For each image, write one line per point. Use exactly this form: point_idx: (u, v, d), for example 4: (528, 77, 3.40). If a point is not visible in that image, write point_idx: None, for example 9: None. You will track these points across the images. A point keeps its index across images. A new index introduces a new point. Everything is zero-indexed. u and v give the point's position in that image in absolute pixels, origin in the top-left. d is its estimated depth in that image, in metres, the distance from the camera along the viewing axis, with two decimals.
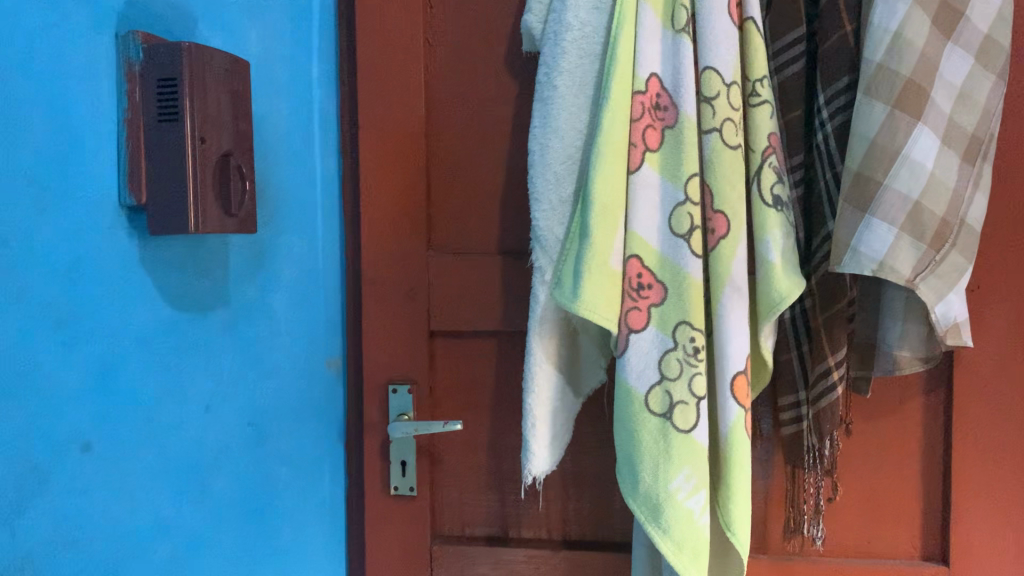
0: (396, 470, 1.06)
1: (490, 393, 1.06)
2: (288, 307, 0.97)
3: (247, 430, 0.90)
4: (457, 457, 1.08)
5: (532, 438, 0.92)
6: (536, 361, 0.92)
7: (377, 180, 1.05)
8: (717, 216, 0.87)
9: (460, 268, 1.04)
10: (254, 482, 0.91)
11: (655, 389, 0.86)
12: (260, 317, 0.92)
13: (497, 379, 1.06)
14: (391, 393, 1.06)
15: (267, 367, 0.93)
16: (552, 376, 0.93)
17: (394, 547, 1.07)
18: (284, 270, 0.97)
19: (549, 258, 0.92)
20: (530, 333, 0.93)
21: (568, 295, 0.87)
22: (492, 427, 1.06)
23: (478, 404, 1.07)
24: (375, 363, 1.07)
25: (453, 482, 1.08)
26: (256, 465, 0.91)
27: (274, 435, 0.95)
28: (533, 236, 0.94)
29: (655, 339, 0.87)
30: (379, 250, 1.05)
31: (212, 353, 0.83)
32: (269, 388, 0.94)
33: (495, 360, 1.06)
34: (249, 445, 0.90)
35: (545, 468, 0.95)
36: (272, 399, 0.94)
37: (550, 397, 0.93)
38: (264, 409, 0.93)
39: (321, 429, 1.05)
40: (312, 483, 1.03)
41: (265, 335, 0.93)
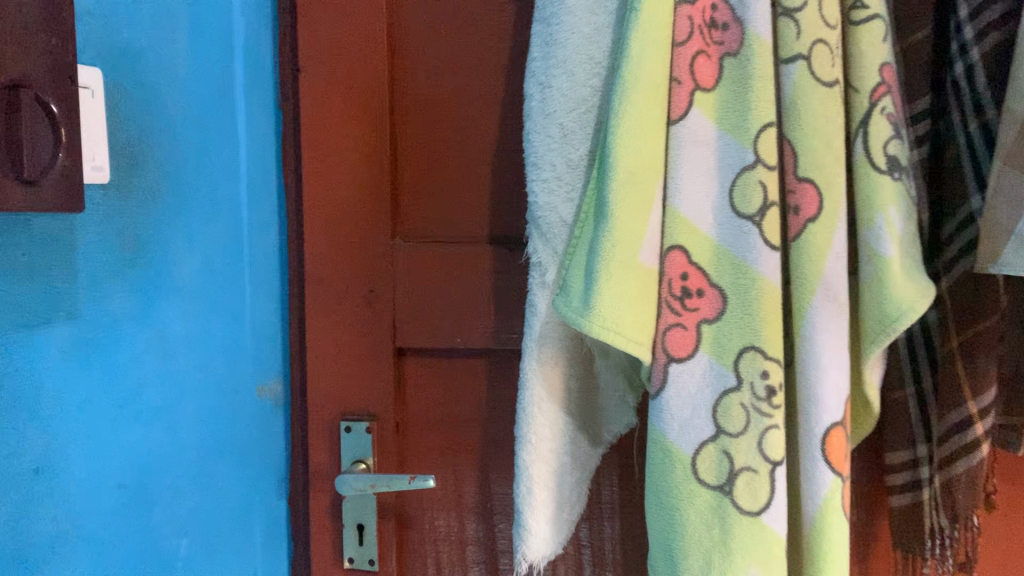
0: (351, 535, 0.79)
1: (477, 436, 0.78)
2: (189, 325, 0.70)
3: (116, 503, 0.63)
4: (434, 519, 0.80)
5: (528, 506, 0.64)
6: (532, 400, 0.63)
7: (326, 144, 0.77)
8: (805, 186, 0.58)
9: (436, 265, 0.76)
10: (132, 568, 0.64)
11: (707, 448, 0.57)
12: (139, 340, 0.65)
13: (488, 416, 0.77)
14: (344, 432, 0.78)
15: (157, 411, 0.66)
16: (557, 420, 0.64)
17: None
18: (185, 272, 0.69)
19: (552, 250, 0.62)
20: (524, 359, 0.64)
21: (575, 307, 0.58)
22: (482, 479, 0.78)
23: (461, 450, 0.78)
24: (322, 393, 0.79)
25: (430, 553, 0.80)
26: (136, 545, 0.65)
27: (169, 504, 0.68)
28: (530, 217, 0.64)
29: (707, 373, 0.58)
30: (327, 241, 0.77)
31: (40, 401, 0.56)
32: (160, 438, 0.67)
33: (485, 391, 0.77)
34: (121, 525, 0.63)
35: (548, 552, 0.66)
36: (166, 454, 0.68)
37: (554, 451, 0.65)
38: (147, 465, 0.66)
39: (249, 480, 0.78)
40: (236, 554, 0.76)
41: (151, 364, 0.66)
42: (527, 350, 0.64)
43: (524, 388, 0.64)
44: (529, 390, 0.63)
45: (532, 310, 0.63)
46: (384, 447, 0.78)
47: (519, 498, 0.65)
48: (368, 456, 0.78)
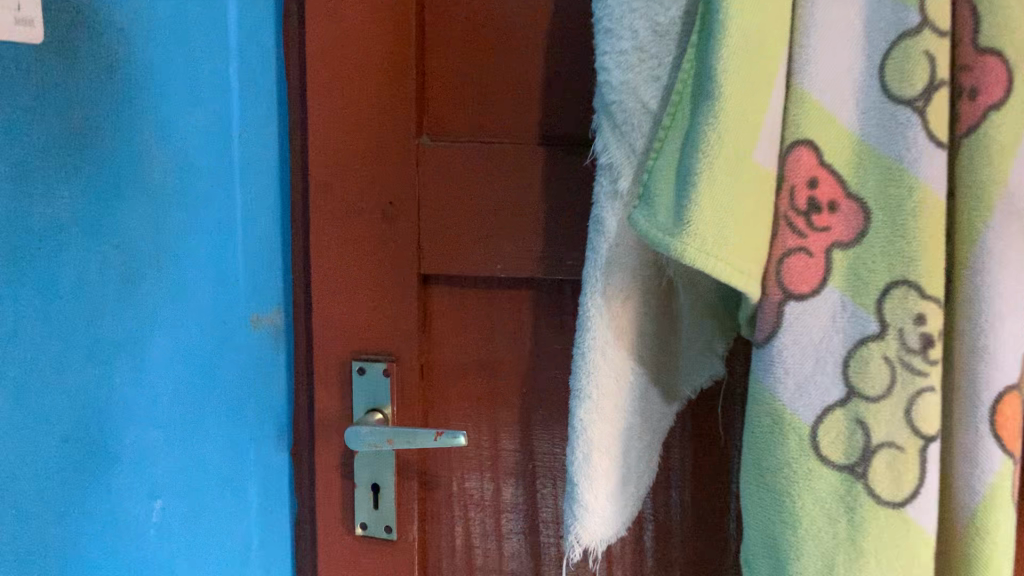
0: (365, 497, 0.66)
1: (518, 383, 0.64)
2: (158, 237, 0.58)
3: (63, 452, 0.52)
4: (465, 480, 0.66)
5: (584, 478, 0.50)
6: (594, 345, 0.48)
7: (336, 15, 0.61)
8: (987, 60, 0.41)
9: (474, 171, 0.61)
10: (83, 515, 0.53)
11: (834, 415, 0.42)
12: (90, 254, 0.53)
13: (532, 358, 0.63)
14: (358, 375, 0.64)
15: (116, 340, 0.56)
16: (625, 371, 0.49)
17: None
18: (151, 176, 0.58)
19: (628, 146, 0.46)
20: (584, 291, 0.49)
21: (662, 222, 0.42)
22: (523, 435, 0.65)
23: (499, 399, 0.64)
24: (330, 327, 0.65)
25: (460, 520, 0.67)
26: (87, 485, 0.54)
27: (134, 451, 0.57)
28: (598, 104, 0.48)
29: (839, 316, 0.43)
30: (339, 139, 0.62)
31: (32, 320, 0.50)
32: (122, 372, 0.56)
33: (529, 328, 0.63)
34: (70, 478, 0.52)
35: (607, 535, 0.52)
36: (130, 391, 0.57)
37: (620, 410, 0.50)
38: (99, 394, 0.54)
39: (237, 424, 0.65)
40: (222, 507, 0.65)
41: (108, 282, 0.55)
42: (590, 281, 0.48)
43: (582, 330, 0.49)
44: (589, 331, 0.48)
45: (598, 228, 0.48)
46: (404, 394, 0.64)
47: (573, 468, 0.50)
48: (387, 403, 0.64)
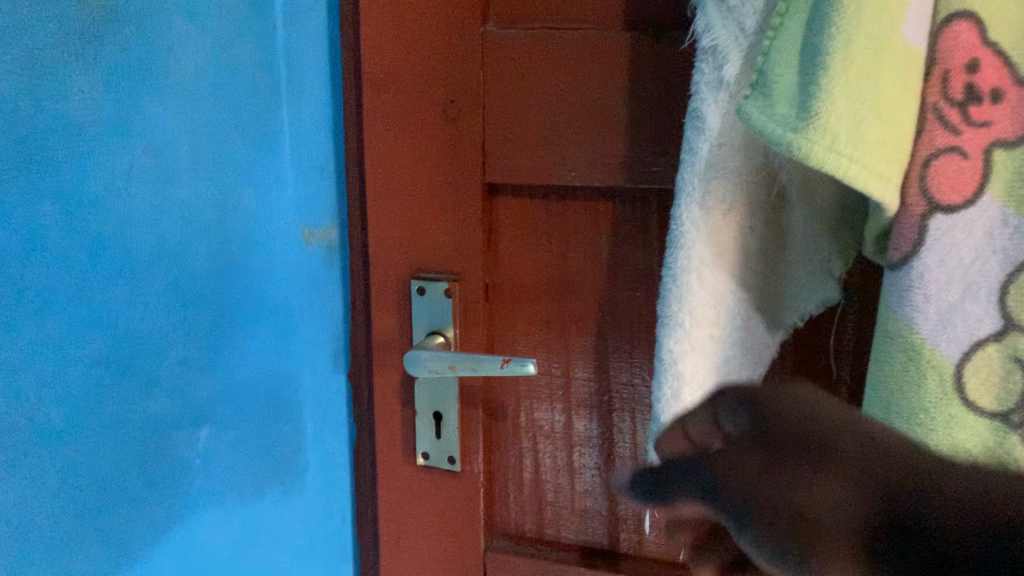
0: (426, 426, 0.61)
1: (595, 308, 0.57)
2: (187, 138, 0.52)
3: (96, 373, 0.47)
4: (534, 409, 0.60)
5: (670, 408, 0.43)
6: (688, 261, 0.42)
7: None
8: None
9: (545, 65, 0.53)
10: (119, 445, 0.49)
11: (986, 353, 0.30)
12: (110, 153, 0.47)
13: (611, 283, 0.56)
14: (416, 295, 0.59)
15: (147, 251, 0.50)
16: (725, 293, 0.42)
17: (425, 546, 0.63)
18: (183, 70, 0.51)
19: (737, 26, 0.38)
20: (677, 201, 0.42)
21: (782, 114, 0.31)
22: (599, 363, 0.58)
23: (573, 328, 0.58)
24: (388, 242, 0.59)
25: (529, 452, 0.61)
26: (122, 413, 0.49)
27: (173, 372, 0.52)
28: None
29: (997, 227, 0.30)
30: (394, 32, 0.56)
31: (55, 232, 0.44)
32: (155, 287, 0.50)
33: (608, 248, 0.56)
34: (103, 401, 0.48)
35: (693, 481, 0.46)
36: (166, 308, 0.51)
37: (722, 341, 0.42)
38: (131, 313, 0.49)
39: (286, 345, 0.61)
40: (271, 434, 0.60)
41: (134, 188, 0.49)
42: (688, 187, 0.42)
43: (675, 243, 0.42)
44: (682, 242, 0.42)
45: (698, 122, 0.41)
46: (468, 317, 0.59)
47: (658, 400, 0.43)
48: (448, 326, 0.58)
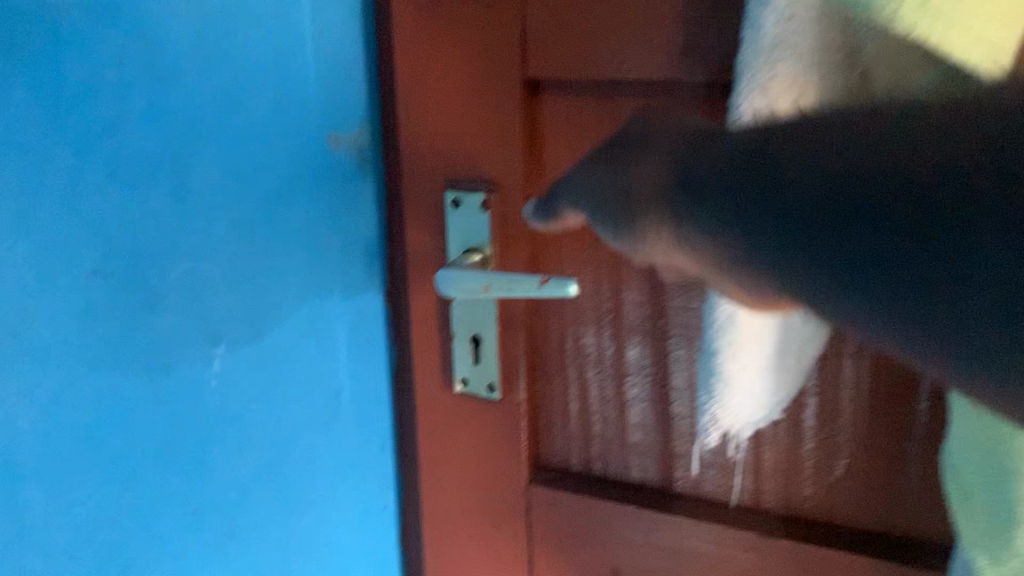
0: (465, 349, 0.57)
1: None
2: (193, 27, 0.46)
3: (87, 285, 0.44)
4: (581, 334, 0.55)
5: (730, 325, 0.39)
6: None
7: None
8: None
9: None
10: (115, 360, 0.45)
11: None
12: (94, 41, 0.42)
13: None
14: (451, 209, 0.54)
15: (145, 154, 0.45)
16: None
17: (465, 472, 0.60)
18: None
19: None
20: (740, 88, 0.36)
21: None
22: (652, 286, 0.51)
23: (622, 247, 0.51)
24: (422, 153, 0.55)
25: (575, 381, 0.56)
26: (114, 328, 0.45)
27: (179, 288, 0.48)
28: None
29: None
30: None
31: (31, 126, 0.40)
32: (155, 195, 0.46)
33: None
34: (94, 317, 0.44)
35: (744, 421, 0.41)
36: (168, 219, 0.46)
37: None
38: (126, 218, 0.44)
39: (320, 261, 0.56)
40: (305, 354, 0.56)
41: (125, 80, 0.44)
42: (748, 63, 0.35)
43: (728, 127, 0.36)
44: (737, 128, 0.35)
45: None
46: (509, 234, 0.54)
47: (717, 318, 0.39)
48: (485, 242, 0.54)
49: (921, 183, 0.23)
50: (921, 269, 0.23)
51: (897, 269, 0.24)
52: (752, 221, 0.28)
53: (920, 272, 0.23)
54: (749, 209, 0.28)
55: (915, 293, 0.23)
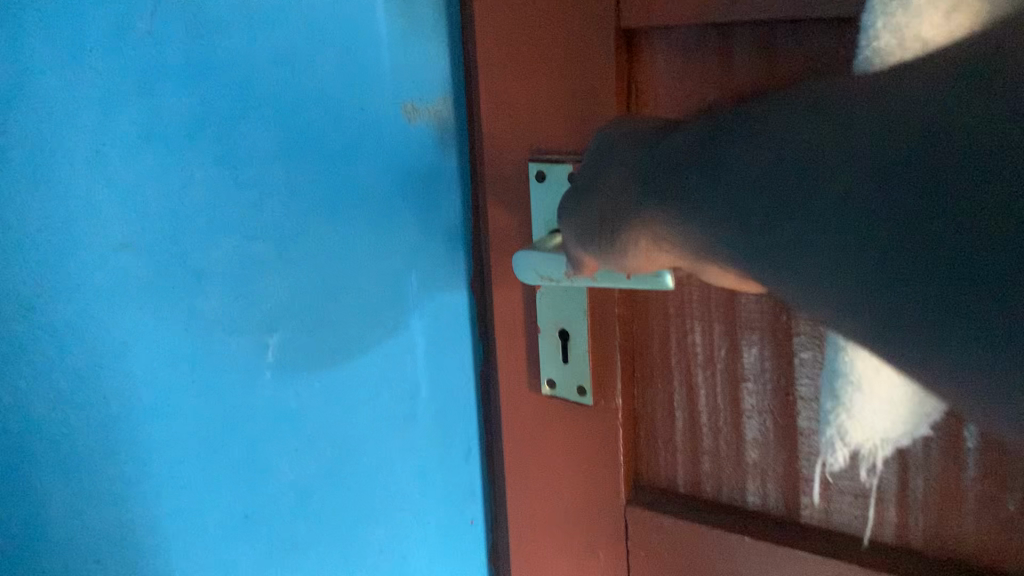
0: (550, 346, 0.50)
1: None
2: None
3: (117, 258, 0.39)
4: (688, 332, 0.47)
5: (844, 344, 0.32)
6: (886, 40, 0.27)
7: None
8: None
9: None
10: (148, 345, 0.41)
11: None
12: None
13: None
14: (534, 183, 0.48)
15: (185, 115, 0.41)
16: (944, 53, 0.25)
17: (556, 486, 0.53)
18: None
19: None
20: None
21: None
22: None
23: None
24: (505, 124, 0.48)
25: (681, 386, 0.48)
26: (146, 311, 0.41)
27: (227, 266, 0.43)
28: None
29: None
30: None
31: (47, 74, 0.36)
32: (197, 162, 0.42)
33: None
34: (125, 295, 0.40)
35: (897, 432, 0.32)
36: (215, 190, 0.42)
37: None
38: (157, 189, 0.40)
39: (390, 245, 0.50)
40: (373, 348, 0.50)
41: (162, 31, 0.39)
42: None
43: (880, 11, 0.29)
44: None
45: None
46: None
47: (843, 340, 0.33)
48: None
49: (905, 167, 0.20)
50: (874, 253, 0.20)
51: (876, 276, 0.21)
52: (733, 224, 0.26)
53: (875, 258, 0.20)
54: (733, 209, 0.26)
55: (882, 281, 0.20)
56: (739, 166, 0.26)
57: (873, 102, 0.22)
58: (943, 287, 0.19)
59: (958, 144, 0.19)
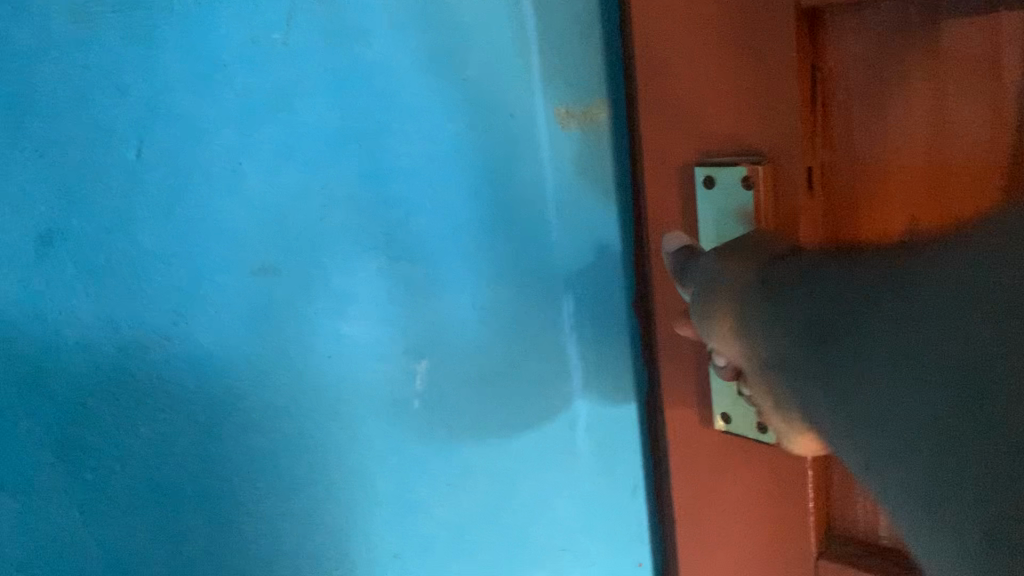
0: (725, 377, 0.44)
1: (994, 189, 0.33)
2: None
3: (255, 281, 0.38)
4: None
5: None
6: None
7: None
8: None
9: None
10: (292, 369, 0.40)
11: None
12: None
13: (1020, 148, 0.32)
14: (704, 189, 0.42)
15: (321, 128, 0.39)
16: None
17: (734, 527, 0.46)
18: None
19: None
20: None
21: None
22: None
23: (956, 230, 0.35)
24: (666, 119, 0.43)
25: None
26: (290, 333, 0.39)
27: (371, 290, 0.41)
28: None
29: None
30: None
31: (185, 92, 0.36)
32: (337, 179, 0.39)
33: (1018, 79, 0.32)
34: (269, 320, 0.39)
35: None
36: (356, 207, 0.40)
37: None
38: (299, 206, 0.39)
39: (548, 265, 0.46)
40: (533, 376, 0.46)
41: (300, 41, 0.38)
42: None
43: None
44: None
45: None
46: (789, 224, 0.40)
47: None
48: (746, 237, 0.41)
49: (865, 316, 0.23)
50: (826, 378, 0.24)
51: (837, 396, 0.23)
52: (761, 296, 0.29)
53: (825, 375, 0.24)
54: (770, 290, 0.29)
55: (760, 323, 0.28)
56: (773, 271, 0.30)
57: (903, 276, 0.22)
58: (952, 385, 0.18)
59: (906, 323, 0.21)
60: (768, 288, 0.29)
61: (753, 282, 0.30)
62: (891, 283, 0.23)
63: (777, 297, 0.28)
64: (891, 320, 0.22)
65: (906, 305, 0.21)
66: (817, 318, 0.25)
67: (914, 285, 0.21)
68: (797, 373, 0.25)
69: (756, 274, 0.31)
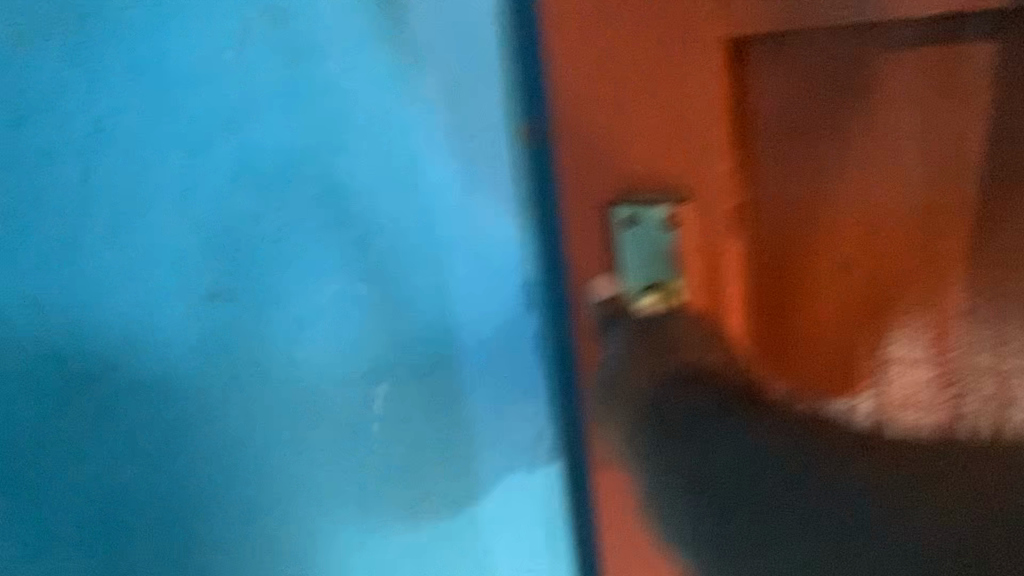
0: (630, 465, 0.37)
1: (935, 230, 0.35)
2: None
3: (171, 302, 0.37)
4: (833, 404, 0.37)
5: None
6: None
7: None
8: None
9: None
10: (194, 403, 0.39)
11: None
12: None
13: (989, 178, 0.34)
14: (625, 233, 0.37)
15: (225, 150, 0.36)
16: None
17: None
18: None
19: None
20: None
21: None
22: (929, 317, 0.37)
23: (898, 277, 0.37)
24: (586, 159, 0.37)
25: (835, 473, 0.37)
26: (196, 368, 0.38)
27: (328, 312, 0.39)
28: None
29: None
30: None
31: (76, 116, 0.35)
32: (263, 202, 0.37)
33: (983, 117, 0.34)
34: (164, 355, 0.38)
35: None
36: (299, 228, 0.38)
37: None
38: (201, 240, 0.37)
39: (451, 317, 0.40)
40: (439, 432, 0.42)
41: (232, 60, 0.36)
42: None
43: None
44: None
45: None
46: (715, 272, 0.37)
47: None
48: (670, 282, 0.37)
49: (769, 503, 0.32)
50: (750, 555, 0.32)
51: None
52: (684, 485, 0.34)
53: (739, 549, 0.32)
54: (682, 473, 0.34)
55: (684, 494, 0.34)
56: (677, 457, 0.34)
57: (798, 453, 0.32)
58: None
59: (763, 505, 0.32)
60: (695, 479, 0.33)
61: (686, 458, 0.33)
62: (801, 476, 0.31)
63: (706, 477, 0.33)
64: (788, 497, 0.31)
65: (818, 515, 0.31)
66: (710, 466, 0.33)
67: (809, 471, 0.31)
68: (713, 527, 0.33)
69: (671, 446, 0.34)
